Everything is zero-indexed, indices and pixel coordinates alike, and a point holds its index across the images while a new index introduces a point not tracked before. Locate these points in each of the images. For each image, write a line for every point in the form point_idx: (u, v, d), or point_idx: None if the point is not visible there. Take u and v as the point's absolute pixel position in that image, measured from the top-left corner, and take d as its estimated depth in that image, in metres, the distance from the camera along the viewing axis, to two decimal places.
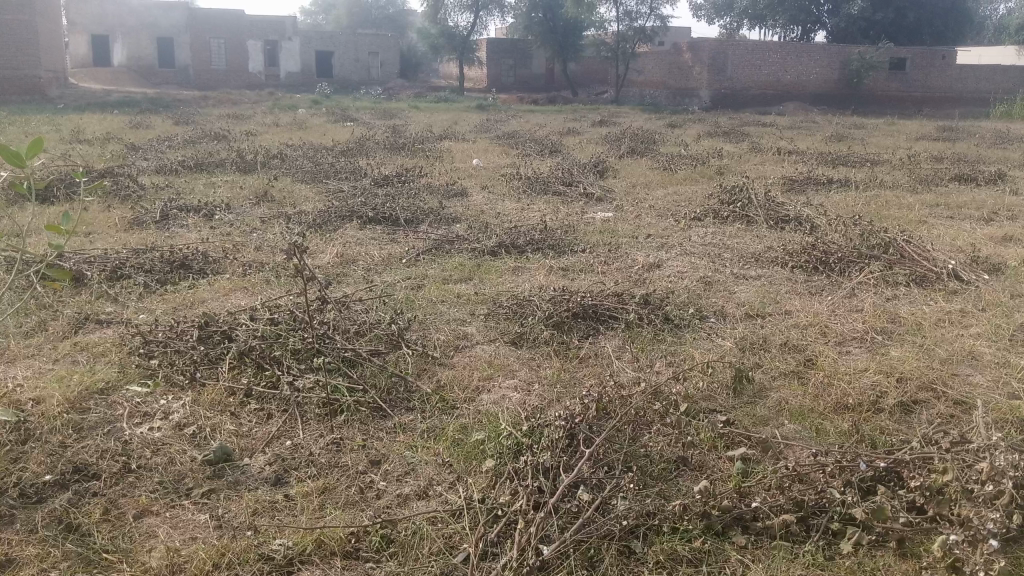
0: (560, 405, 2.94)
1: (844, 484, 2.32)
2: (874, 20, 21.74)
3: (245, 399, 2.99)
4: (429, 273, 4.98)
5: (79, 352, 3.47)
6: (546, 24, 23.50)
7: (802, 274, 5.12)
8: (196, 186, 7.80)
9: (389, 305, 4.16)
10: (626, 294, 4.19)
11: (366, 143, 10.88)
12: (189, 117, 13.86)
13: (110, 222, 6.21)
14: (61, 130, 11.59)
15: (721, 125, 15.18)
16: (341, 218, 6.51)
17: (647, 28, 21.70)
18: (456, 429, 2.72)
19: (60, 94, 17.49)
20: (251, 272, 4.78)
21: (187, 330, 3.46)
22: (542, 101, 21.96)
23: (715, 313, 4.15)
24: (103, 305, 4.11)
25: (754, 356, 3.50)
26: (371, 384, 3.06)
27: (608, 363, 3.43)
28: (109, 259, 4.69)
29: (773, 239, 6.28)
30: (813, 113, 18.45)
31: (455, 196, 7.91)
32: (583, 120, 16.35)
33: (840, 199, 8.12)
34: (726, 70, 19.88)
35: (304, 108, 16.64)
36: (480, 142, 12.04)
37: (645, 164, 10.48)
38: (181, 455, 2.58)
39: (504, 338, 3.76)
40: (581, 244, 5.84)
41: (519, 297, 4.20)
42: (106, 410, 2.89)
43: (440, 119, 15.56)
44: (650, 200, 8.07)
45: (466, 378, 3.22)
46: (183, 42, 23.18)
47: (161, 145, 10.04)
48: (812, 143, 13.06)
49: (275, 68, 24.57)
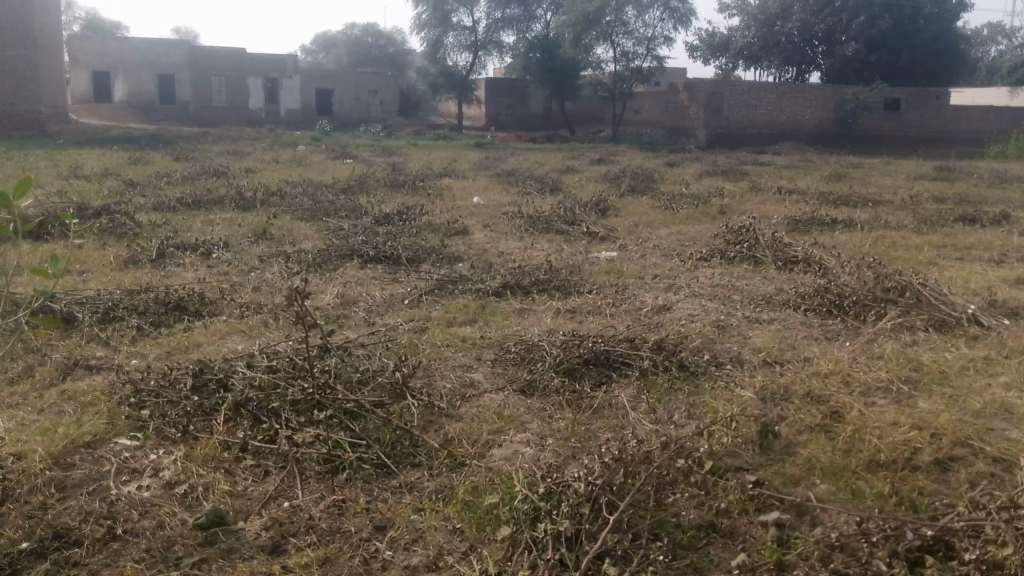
0: (576, 463, 2.76)
1: (889, 555, 2.15)
2: (868, 62, 21.92)
3: (241, 454, 2.81)
4: (432, 314, 4.83)
5: (66, 401, 3.29)
6: (543, 63, 23.64)
7: (816, 318, 4.97)
8: (194, 224, 7.67)
9: (392, 350, 3.98)
10: (639, 338, 4.02)
11: (366, 180, 10.79)
12: (188, 153, 13.81)
13: (105, 261, 6.05)
14: (60, 166, 11.51)
15: (719, 164, 15.20)
16: (341, 258, 6.36)
17: (644, 68, 21.77)
18: (468, 490, 2.54)
19: (59, 129, 17.48)
20: (249, 313, 4.62)
21: (180, 377, 3.28)
22: (541, 139, 22.09)
23: (731, 359, 3.98)
24: (93, 350, 3.94)
25: (776, 407, 3.33)
26: (374, 438, 2.88)
27: (624, 414, 3.26)
28: (102, 301, 4.53)
29: (783, 280, 6.14)
30: (809, 153, 18.51)
31: (456, 235, 7.78)
32: (582, 158, 16.32)
33: (847, 239, 8.00)
34: (722, 110, 20.25)
35: (303, 145, 16.61)
36: (480, 180, 11.96)
37: (647, 202, 10.39)
38: (171, 518, 2.40)
39: (513, 386, 3.59)
40: (587, 285, 5.69)
41: (527, 341, 4.03)
42: (91, 466, 2.71)
43: (440, 157, 15.52)
44: (654, 239, 7.96)
45: (476, 431, 3.04)
46: (183, 79, 23.30)
47: (160, 181, 9.93)
48: (813, 183, 13.00)
49: (275, 105, 24.71)
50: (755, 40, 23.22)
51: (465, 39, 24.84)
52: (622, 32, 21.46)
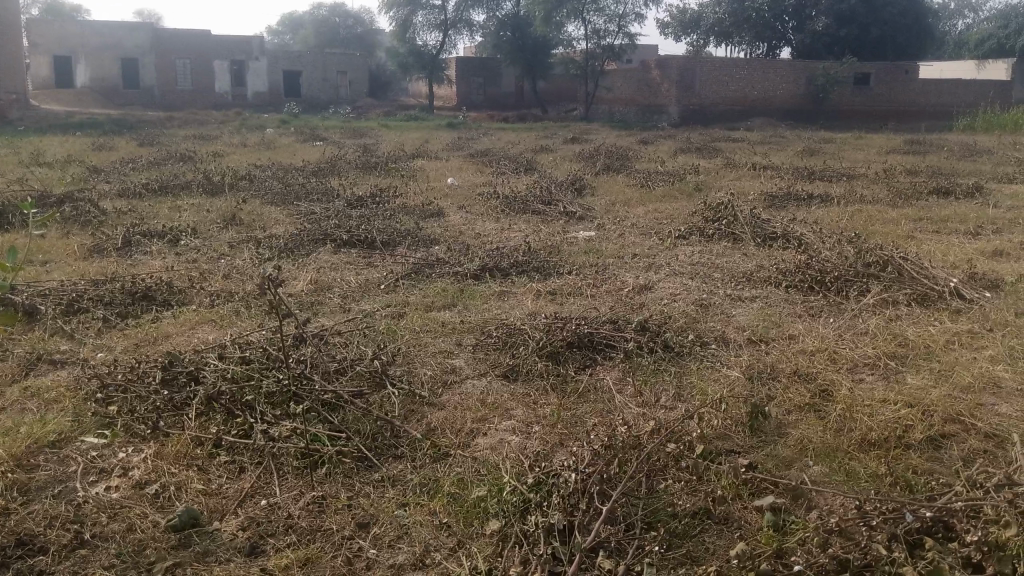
0: (564, 451, 2.68)
1: (888, 538, 2.09)
2: (837, 36, 21.94)
3: (215, 450, 2.70)
4: (410, 299, 4.72)
5: (29, 398, 3.14)
6: (515, 42, 23.34)
7: (798, 295, 4.93)
8: (162, 210, 7.47)
9: (369, 337, 3.87)
10: (623, 320, 3.94)
11: (338, 162, 10.59)
12: (154, 138, 13.49)
13: (69, 250, 5.86)
14: (21, 153, 11.17)
15: (693, 141, 15.14)
16: (313, 242, 6.21)
17: (615, 46, 21.59)
18: (453, 482, 2.45)
19: (20, 116, 17.00)
20: (220, 302, 4.48)
21: (149, 371, 3.16)
22: (513, 118, 21.87)
23: (716, 339, 3.91)
24: (57, 343, 3.78)
25: (765, 387, 3.28)
26: (354, 430, 2.78)
27: (610, 398, 3.19)
28: (66, 292, 4.36)
29: (763, 257, 6.09)
30: (781, 128, 18.52)
31: (431, 217, 7.66)
32: (556, 137, 16.19)
33: (824, 214, 7.99)
34: (694, 86, 20.17)
35: (272, 128, 16.30)
36: (454, 160, 11.81)
37: (622, 180, 10.31)
38: (142, 520, 2.29)
39: (495, 371, 3.49)
40: (567, 265, 5.60)
41: (508, 324, 3.93)
42: (56, 467, 2.58)
43: (412, 137, 15.31)
44: (632, 217, 7.88)
45: (458, 420, 2.95)
46: (148, 62, 22.78)
47: (125, 167, 9.68)
48: (788, 158, 13.00)
49: (242, 87, 24.25)
50: (725, 16, 23.20)
51: (435, 18, 24.62)
52: (593, 9, 21.35)
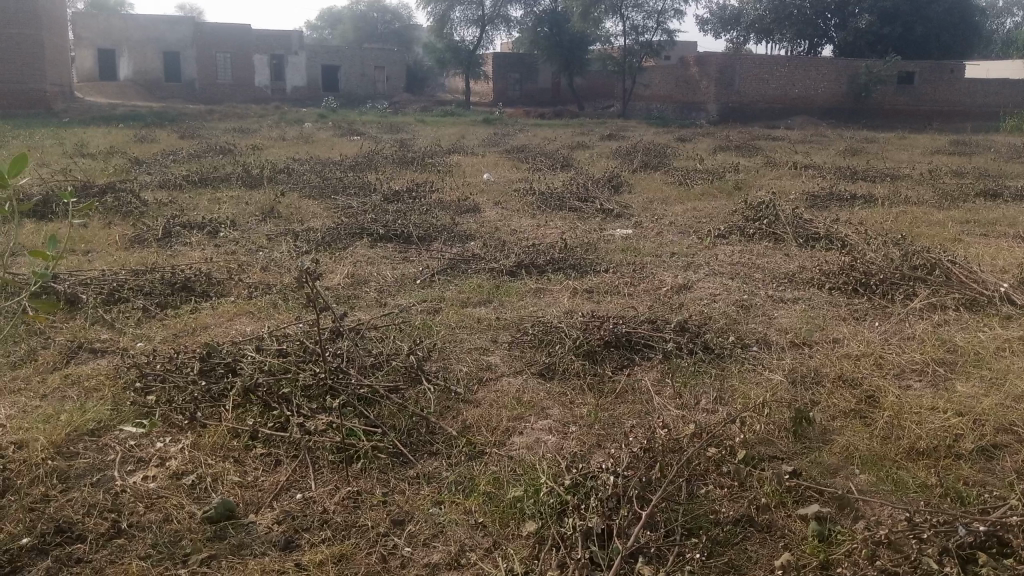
0: (602, 453, 2.64)
1: (939, 553, 2.01)
2: (881, 35, 21.51)
3: (251, 443, 2.69)
4: (446, 295, 4.69)
5: (69, 386, 3.17)
6: (552, 38, 23.28)
7: (842, 297, 4.84)
8: (201, 202, 7.53)
9: (406, 332, 3.86)
10: (662, 320, 3.87)
11: (375, 157, 10.62)
12: (194, 130, 13.64)
13: (111, 240, 5.93)
14: (66, 144, 11.36)
15: (732, 139, 14.93)
16: (350, 236, 6.22)
17: (654, 42, 21.43)
18: (488, 481, 2.43)
19: (65, 108, 17.30)
20: (258, 294, 4.50)
21: (187, 362, 3.16)
22: (549, 115, 21.76)
23: (758, 341, 3.84)
24: (98, 332, 3.82)
25: (808, 392, 3.21)
26: (389, 426, 2.76)
27: (648, 399, 3.13)
28: (107, 281, 4.41)
29: (804, 258, 5.98)
30: (822, 127, 18.21)
31: (467, 212, 7.64)
32: (592, 133, 16.09)
33: (867, 215, 7.83)
34: (734, 84, 19.96)
35: (310, 122, 16.41)
36: (489, 156, 11.79)
37: (660, 178, 10.21)
38: (179, 511, 2.28)
39: (531, 369, 3.46)
40: (604, 263, 5.54)
41: (545, 322, 3.89)
42: (95, 455, 2.60)
43: (448, 133, 15.31)
44: (669, 215, 7.79)
45: (494, 418, 2.91)
46: (189, 56, 23.06)
47: (166, 159, 9.79)
48: (829, 157, 12.77)
49: (281, 82, 24.46)
50: (767, 13, 22.84)
51: (473, 13, 24.58)
52: (631, 5, 21.10)
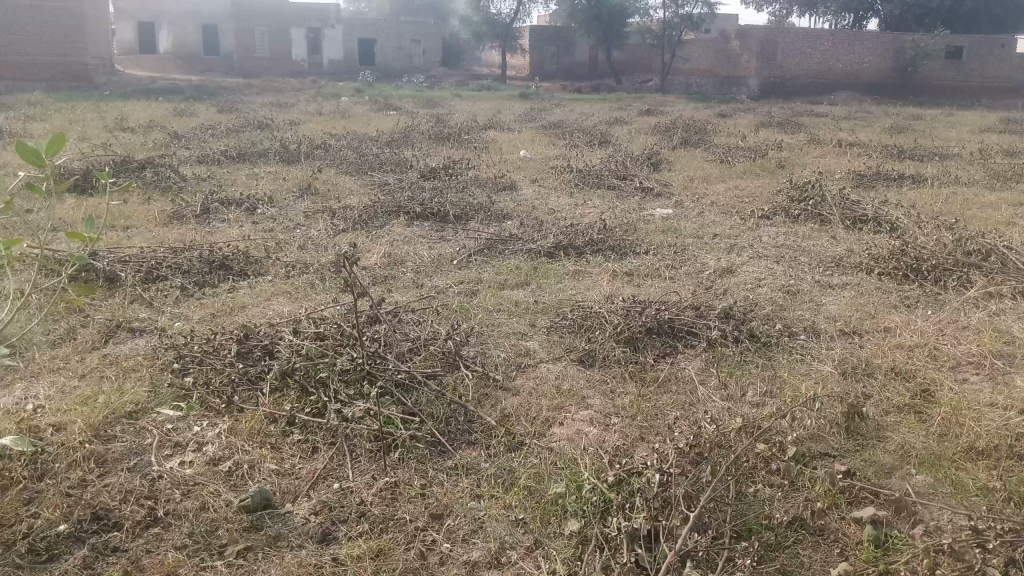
0: (646, 447, 2.56)
1: (1005, 564, 1.90)
2: (929, 8, 20.85)
3: (288, 429, 2.65)
4: (483, 276, 4.62)
5: (107, 367, 3.15)
6: (590, 11, 22.85)
7: (892, 283, 4.70)
8: (238, 178, 7.52)
9: (443, 315, 3.80)
10: (706, 306, 3.77)
11: (411, 133, 10.55)
12: (233, 104, 13.65)
13: (150, 216, 5.96)
14: (107, 118, 11.45)
15: (774, 115, 14.60)
16: (387, 214, 6.18)
17: (695, 15, 20.95)
18: (528, 473, 2.37)
19: (107, 81, 17.43)
20: (295, 273, 4.47)
21: (224, 344, 3.13)
22: (586, 89, 21.50)
23: (806, 330, 3.72)
24: (136, 311, 3.81)
25: (859, 385, 3.11)
26: (427, 413, 2.71)
27: (692, 389, 3.05)
28: (146, 259, 4.41)
29: (852, 241, 5.80)
30: (866, 103, 17.74)
31: (504, 190, 7.55)
32: (630, 109, 15.85)
33: (916, 196, 7.60)
34: (776, 59, 19.43)
35: (347, 96, 16.38)
36: (526, 132, 11.65)
37: (700, 155, 10.01)
38: (216, 499, 2.26)
39: (571, 356, 3.38)
40: (645, 245, 5.43)
41: (585, 306, 3.81)
42: (132, 438, 2.58)
43: (484, 108, 15.17)
44: (710, 195, 7.62)
45: (534, 407, 2.84)
46: (227, 29, 23.12)
47: (205, 134, 9.80)
48: (874, 135, 12.43)
49: (319, 56, 24.45)
50: None
51: None
52: None
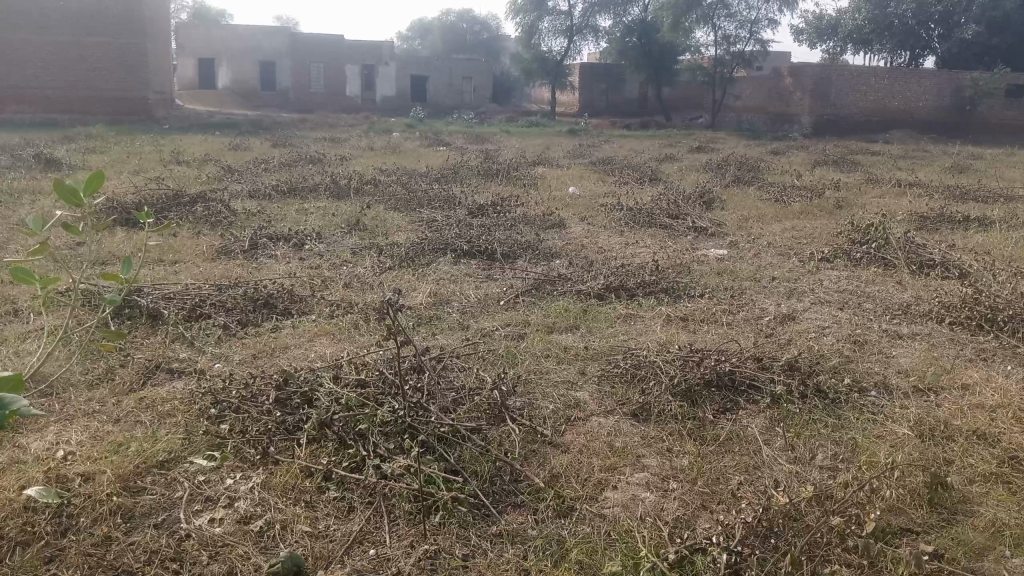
0: (708, 519, 2.36)
1: None
2: (989, 45, 20.45)
3: (324, 484, 2.51)
4: (530, 318, 4.46)
5: (144, 410, 3.06)
6: (641, 48, 22.84)
7: (965, 334, 4.43)
8: (288, 212, 7.52)
9: (488, 361, 3.64)
10: (768, 356, 3.55)
11: (461, 169, 10.49)
12: (287, 139, 13.85)
13: (199, 251, 5.95)
14: (163, 151, 11.66)
15: (829, 153, 14.24)
16: (434, 251, 6.07)
17: (746, 52, 20.70)
18: (579, 544, 2.20)
19: (166, 116, 17.86)
20: (339, 313, 4.36)
21: (263, 389, 3.02)
22: (635, 125, 21.45)
23: (877, 385, 3.48)
24: (177, 351, 3.72)
25: (939, 450, 2.86)
26: (470, 471, 2.54)
27: (756, 450, 2.84)
28: (189, 296, 4.34)
29: (919, 288, 5.51)
30: (923, 142, 17.28)
31: (552, 228, 7.41)
32: (681, 145, 15.66)
33: (984, 240, 7.25)
34: (830, 95, 19.22)
35: (397, 132, 16.54)
36: (575, 168, 11.54)
37: (754, 194, 9.76)
38: (244, 563, 2.12)
39: (624, 409, 3.19)
40: (700, 288, 5.22)
41: (639, 355, 3.62)
42: (162, 491, 2.46)
43: (533, 144, 15.15)
44: (767, 235, 7.38)
45: (585, 467, 2.65)
46: (284, 66, 23.58)
47: (258, 168, 9.88)
48: (935, 175, 12.02)
49: (372, 92, 24.85)
50: (865, 23, 21.64)
51: (561, 24, 24.42)
52: (724, 15, 20.42)
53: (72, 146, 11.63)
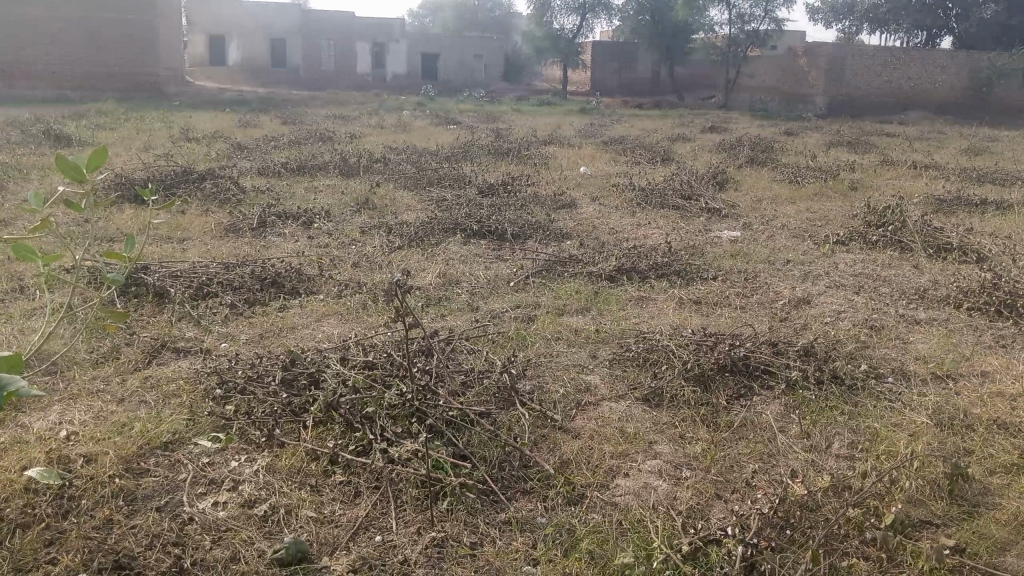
0: (722, 508, 2.31)
1: None
2: (1009, 25, 19.96)
3: (330, 468, 2.46)
4: (541, 300, 4.40)
5: (148, 390, 3.02)
6: (654, 27, 22.54)
7: (983, 319, 4.34)
8: (297, 190, 7.45)
9: (497, 343, 3.58)
10: (783, 342, 3.48)
11: (472, 147, 10.40)
12: (297, 116, 13.77)
13: (207, 228, 5.90)
14: (172, 127, 11.60)
15: (843, 134, 14.07)
16: (443, 231, 6.00)
17: (761, 31, 20.34)
18: (590, 533, 2.16)
19: (176, 93, 17.78)
20: (347, 293, 4.31)
21: (270, 370, 2.97)
22: (647, 105, 21.21)
23: (895, 372, 3.40)
24: (183, 330, 3.68)
25: (959, 439, 2.79)
26: (479, 456, 2.49)
27: (771, 437, 2.78)
28: (196, 274, 4.29)
29: (937, 272, 5.42)
30: (939, 123, 17.09)
31: (563, 208, 7.33)
32: (693, 125, 15.50)
33: (1002, 223, 7.13)
34: (845, 76, 19.05)
35: (408, 110, 16.42)
36: (587, 148, 11.41)
37: (768, 175, 9.64)
38: (248, 549, 2.08)
39: (635, 394, 3.13)
40: (713, 270, 5.14)
41: (651, 338, 3.55)
42: (165, 473, 2.42)
43: (544, 123, 15.01)
44: (780, 216, 7.29)
45: (596, 453, 2.59)
46: (295, 43, 23.39)
47: (267, 145, 9.81)
48: (951, 157, 11.87)
49: (382, 69, 24.65)
50: (882, 2, 21.56)
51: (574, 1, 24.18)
52: None
53: (82, 122, 11.59)
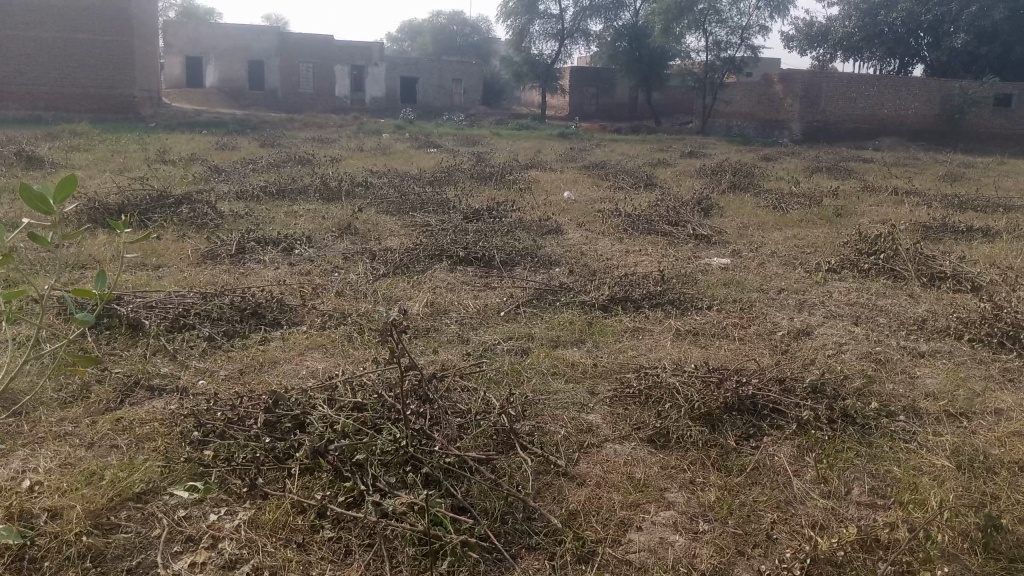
0: (744, 568, 2.16)
1: None
2: (978, 54, 20.20)
3: (318, 522, 2.27)
4: (534, 331, 4.23)
5: (120, 433, 2.80)
6: (631, 53, 22.62)
7: (987, 352, 4.23)
8: (277, 215, 7.25)
9: (492, 380, 3.40)
10: (792, 379, 3.33)
11: (453, 172, 10.25)
12: (275, 139, 13.57)
13: (182, 255, 5.68)
14: (147, 150, 11.34)
15: (822, 160, 14.09)
16: (428, 258, 5.81)
17: (737, 58, 20.44)
18: None
19: (152, 114, 17.50)
20: (332, 324, 4.12)
21: (251, 411, 2.76)
22: (625, 130, 21.23)
23: (907, 410, 3.27)
24: (158, 365, 3.46)
25: (983, 483, 2.66)
26: (481, 508, 2.31)
27: (787, 482, 2.62)
28: (173, 305, 4.08)
29: (933, 301, 5.33)
30: (914, 149, 17.24)
31: (549, 234, 7.19)
32: (672, 151, 15.47)
33: (990, 250, 7.09)
34: (820, 102, 19.24)
35: (387, 133, 16.28)
36: (568, 173, 11.31)
37: (753, 200, 9.56)
38: None
39: (640, 435, 2.96)
40: (707, 299, 5.00)
41: (651, 374, 3.38)
42: (138, 529, 2.22)
43: (525, 147, 14.91)
44: (769, 244, 7.19)
45: (604, 504, 2.43)
46: (273, 65, 23.29)
47: (245, 169, 9.59)
48: (929, 183, 11.92)
49: (361, 93, 24.58)
50: (855, 30, 21.77)
51: (552, 27, 24.21)
52: (715, 21, 20.11)
53: (55, 144, 11.32)
